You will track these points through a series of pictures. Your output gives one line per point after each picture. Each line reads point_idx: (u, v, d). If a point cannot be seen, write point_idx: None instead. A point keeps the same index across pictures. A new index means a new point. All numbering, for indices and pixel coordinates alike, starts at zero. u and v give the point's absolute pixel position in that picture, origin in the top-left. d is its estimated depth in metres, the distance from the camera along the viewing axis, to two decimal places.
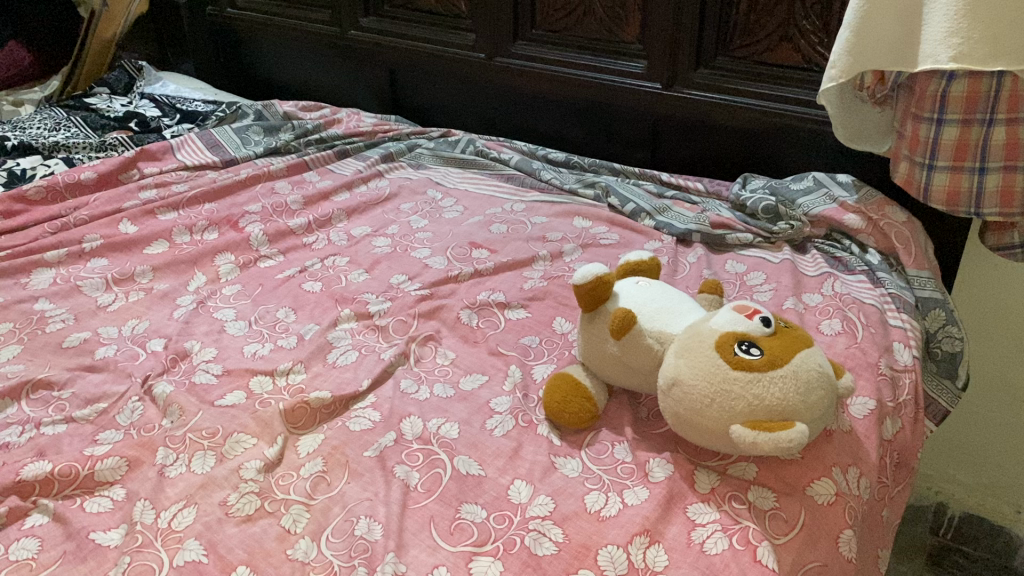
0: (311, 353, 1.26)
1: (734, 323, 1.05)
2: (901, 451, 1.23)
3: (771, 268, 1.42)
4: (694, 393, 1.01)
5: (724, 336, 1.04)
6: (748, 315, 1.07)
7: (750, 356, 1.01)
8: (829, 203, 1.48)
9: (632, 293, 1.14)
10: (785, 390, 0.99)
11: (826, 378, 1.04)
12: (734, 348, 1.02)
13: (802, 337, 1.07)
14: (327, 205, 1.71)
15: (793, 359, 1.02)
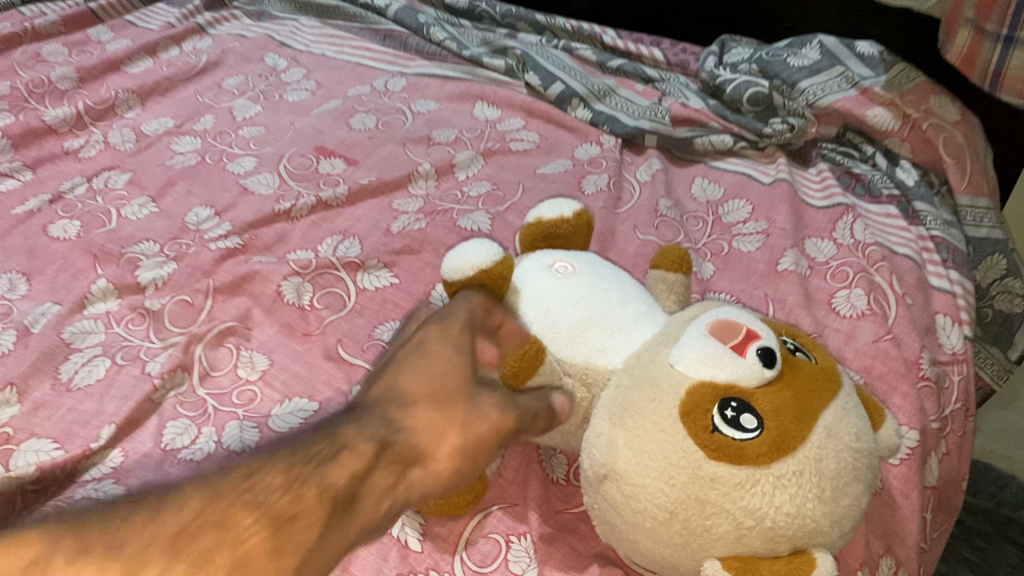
0: (32, 366, 0.78)
1: (713, 359, 0.57)
2: (945, 489, 0.82)
3: (759, 195, 0.95)
4: (641, 501, 0.57)
5: (694, 393, 0.57)
6: (737, 344, 0.58)
7: (741, 431, 0.55)
8: (846, 90, 1.00)
9: (545, 290, 0.67)
10: (800, 500, 0.55)
11: (867, 452, 0.59)
12: (714, 420, 0.56)
13: (822, 379, 0.60)
14: (114, 80, 1.17)
15: (815, 430, 0.57)
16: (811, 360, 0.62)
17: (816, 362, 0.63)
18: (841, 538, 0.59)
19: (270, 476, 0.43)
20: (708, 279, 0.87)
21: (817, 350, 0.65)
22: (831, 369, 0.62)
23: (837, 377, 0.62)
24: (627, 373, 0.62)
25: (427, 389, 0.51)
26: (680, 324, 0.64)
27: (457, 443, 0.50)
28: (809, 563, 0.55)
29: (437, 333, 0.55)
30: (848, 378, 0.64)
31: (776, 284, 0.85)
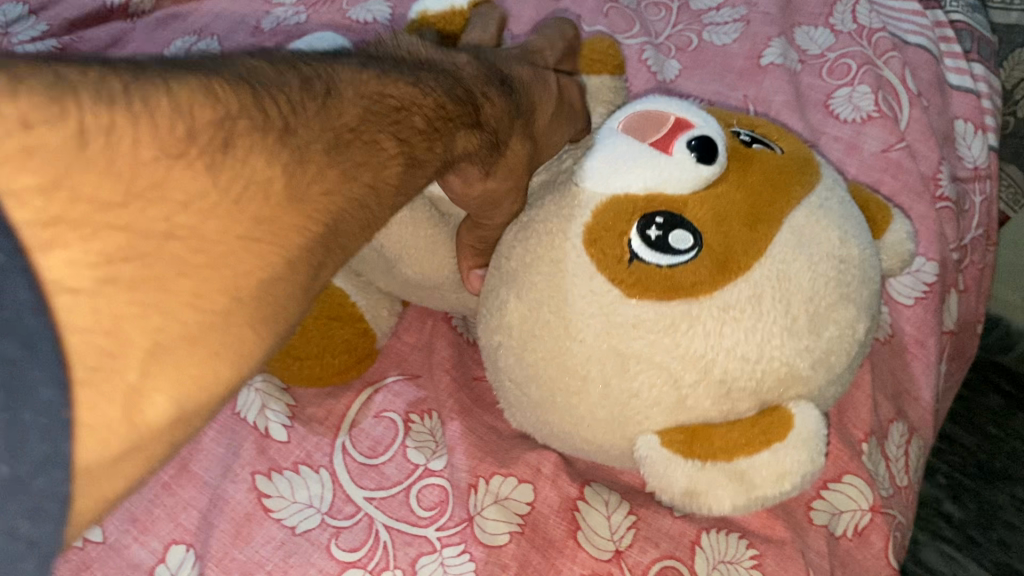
0: None
1: (620, 171, 0.37)
2: (961, 334, 0.67)
3: None
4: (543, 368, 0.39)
5: (600, 212, 0.37)
6: (668, 136, 0.37)
7: (668, 257, 0.36)
8: None
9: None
10: (762, 338, 0.36)
11: (862, 262, 0.39)
12: (632, 244, 0.36)
13: (787, 168, 0.39)
14: None
15: (776, 240, 0.36)
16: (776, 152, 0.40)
17: (782, 152, 0.41)
18: (835, 387, 0.39)
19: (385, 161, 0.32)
20: (670, 82, 0.68)
21: (787, 137, 0.43)
22: (807, 159, 0.41)
23: (813, 167, 0.40)
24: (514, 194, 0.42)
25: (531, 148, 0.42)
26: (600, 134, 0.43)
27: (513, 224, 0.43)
28: (780, 422, 0.36)
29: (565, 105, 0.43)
30: (828, 169, 0.42)
31: (758, 83, 0.66)
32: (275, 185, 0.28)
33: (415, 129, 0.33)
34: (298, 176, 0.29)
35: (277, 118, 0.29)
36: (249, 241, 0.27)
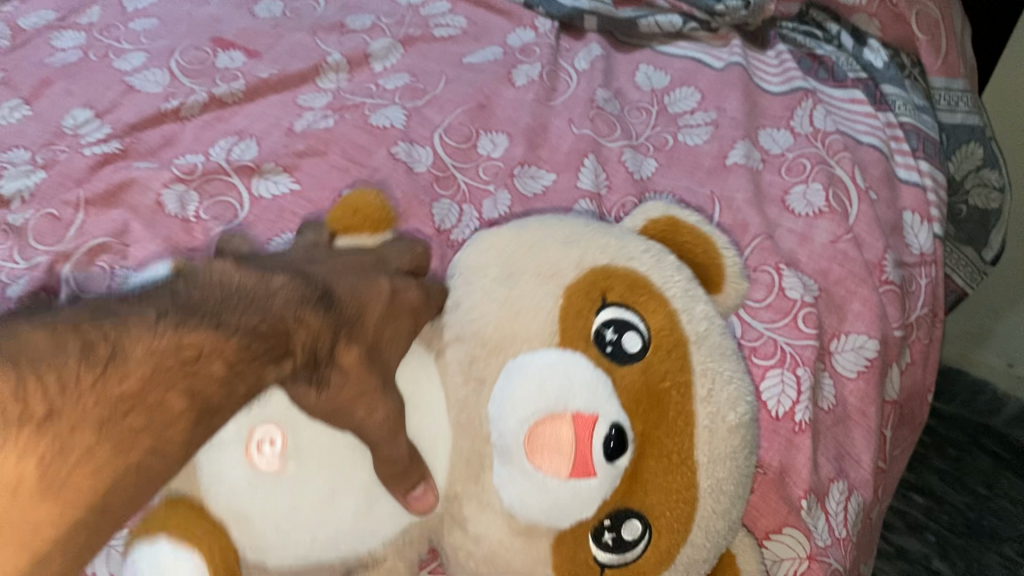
0: None
1: (564, 514, 0.43)
2: (907, 402, 0.75)
3: (710, 79, 0.85)
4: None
5: (559, 539, 0.45)
6: (574, 458, 0.42)
7: (631, 555, 0.45)
8: None
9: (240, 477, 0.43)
10: (702, 557, 0.46)
11: (743, 389, 0.47)
12: (596, 556, 0.45)
13: (671, 398, 0.45)
14: None
15: (699, 475, 0.45)
16: (646, 350, 0.46)
17: (647, 338, 0.46)
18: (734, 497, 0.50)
19: (169, 427, 0.35)
20: (647, 179, 0.77)
21: (631, 284, 0.48)
22: (672, 328, 0.47)
23: (682, 338, 0.47)
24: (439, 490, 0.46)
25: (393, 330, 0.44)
26: (456, 380, 0.47)
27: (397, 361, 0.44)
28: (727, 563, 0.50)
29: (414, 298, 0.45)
30: (677, 300, 0.48)
31: (724, 180, 0.76)
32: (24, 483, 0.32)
33: (211, 376, 0.36)
34: (56, 465, 0.32)
35: (39, 406, 0.32)
36: None
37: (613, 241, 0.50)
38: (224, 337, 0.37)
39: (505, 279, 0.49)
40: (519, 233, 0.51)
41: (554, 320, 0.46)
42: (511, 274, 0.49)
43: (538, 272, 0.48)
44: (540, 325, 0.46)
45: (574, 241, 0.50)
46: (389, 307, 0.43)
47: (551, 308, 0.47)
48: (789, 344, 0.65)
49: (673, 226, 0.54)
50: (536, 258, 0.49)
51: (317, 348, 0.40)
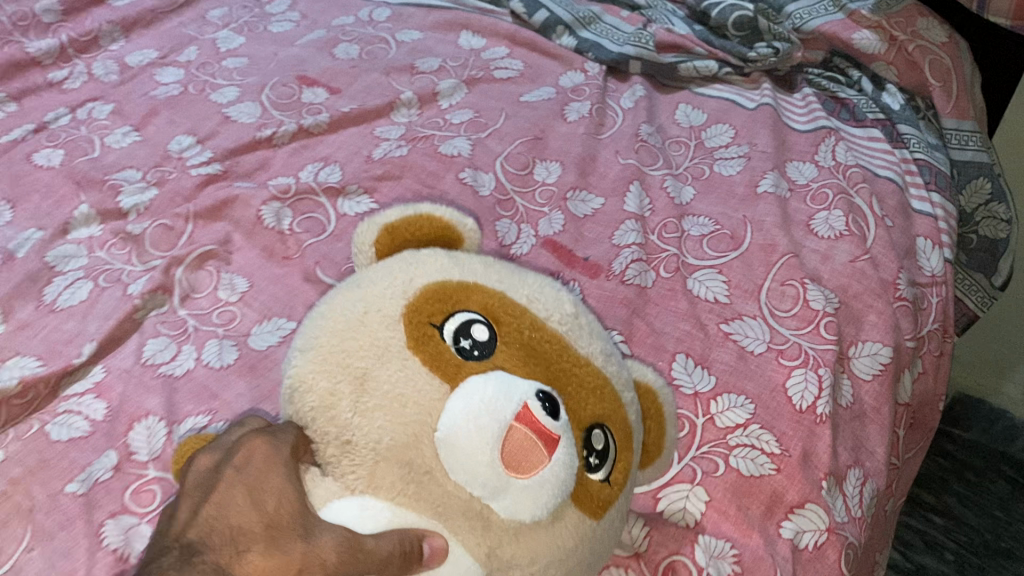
0: (17, 288, 0.79)
1: (568, 481, 0.43)
2: (919, 407, 0.83)
3: (743, 118, 0.95)
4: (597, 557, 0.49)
5: (577, 500, 0.44)
6: (534, 449, 0.42)
7: (612, 457, 0.47)
8: (832, 13, 0.98)
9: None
10: (636, 408, 0.50)
11: (555, 286, 0.52)
12: (595, 479, 0.46)
13: (522, 349, 0.46)
14: (98, 13, 1.17)
15: (582, 363, 0.48)
16: (494, 333, 0.46)
17: (475, 313, 0.47)
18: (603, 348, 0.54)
19: None
20: (686, 204, 0.87)
21: (444, 288, 0.48)
22: (485, 290, 0.48)
23: (498, 298, 0.48)
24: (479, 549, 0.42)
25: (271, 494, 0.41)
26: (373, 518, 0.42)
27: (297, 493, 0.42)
28: (648, 390, 0.53)
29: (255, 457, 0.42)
30: (468, 273, 0.50)
31: (755, 206, 0.85)
32: None
33: None
34: None
35: None
36: None
37: (354, 292, 0.48)
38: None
39: (351, 382, 0.44)
40: (303, 344, 0.47)
41: (424, 371, 0.44)
42: (313, 375, 0.45)
43: (356, 340, 0.45)
44: (415, 376, 0.43)
45: (347, 314, 0.47)
46: (252, 477, 0.41)
47: (411, 359, 0.44)
48: (810, 348, 0.75)
49: (392, 232, 0.53)
50: (348, 350, 0.45)
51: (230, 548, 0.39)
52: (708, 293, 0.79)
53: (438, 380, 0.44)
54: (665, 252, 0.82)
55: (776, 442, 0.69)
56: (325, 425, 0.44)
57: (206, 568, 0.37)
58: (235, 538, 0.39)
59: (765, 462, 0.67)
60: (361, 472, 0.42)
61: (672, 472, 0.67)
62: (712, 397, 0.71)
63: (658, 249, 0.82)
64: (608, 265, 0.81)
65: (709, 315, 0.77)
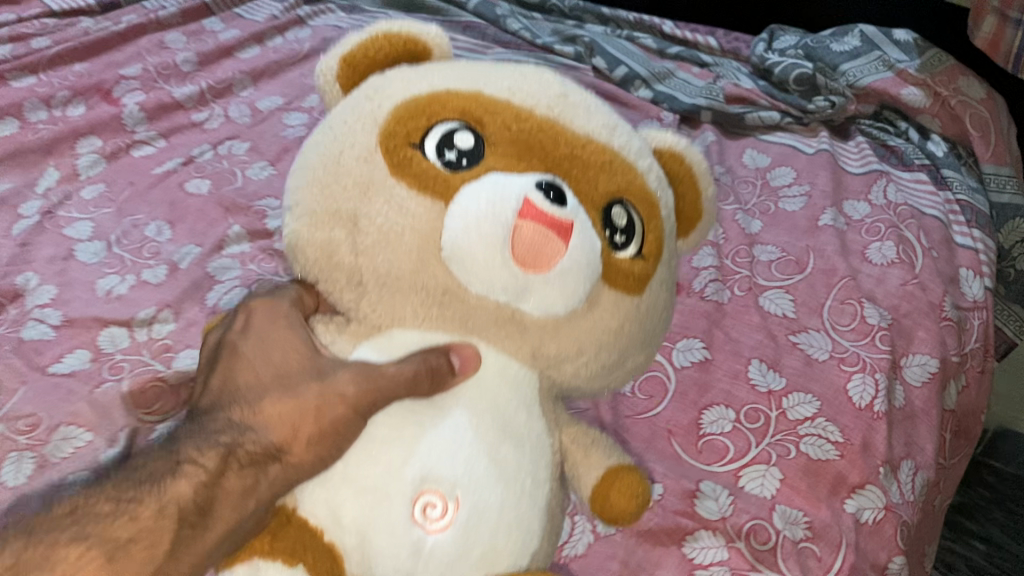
0: (185, 292, 0.94)
1: (593, 263, 0.50)
2: (962, 417, 0.94)
3: (803, 162, 1.08)
4: (663, 319, 0.59)
5: (614, 278, 0.53)
6: (553, 240, 0.49)
7: (636, 228, 0.54)
8: (882, 71, 1.13)
9: (400, 517, 0.48)
10: (657, 179, 0.57)
11: (534, 74, 0.57)
12: (624, 254, 0.53)
13: (512, 151, 0.52)
14: (230, 65, 1.35)
15: (578, 140, 0.53)
16: (479, 136, 0.52)
17: (459, 122, 0.52)
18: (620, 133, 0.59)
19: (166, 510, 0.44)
20: (755, 234, 1.00)
21: (414, 108, 0.53)
22: (454, 96, 0.53)
23: (468, 102, 0.53)
24: (520, 351, 0.53)
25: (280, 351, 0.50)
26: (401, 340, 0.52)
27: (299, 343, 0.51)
28: (671, 151, 0.61)
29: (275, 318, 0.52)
30: (437, 84, 0.55)
31: (816, 237, 0.98)
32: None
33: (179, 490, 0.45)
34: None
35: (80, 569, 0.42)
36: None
37: (330, 138, 0.55)
38: (169, 474, 0.45)
39: (349, 225, 0.52)
40: (298, 196, 0.54)
41: (415, 196, 0.51)
42: (326, 226, 0.53)
43: (341, 183, 0.52)
44: (406, 206, 0.50)
45: (327, 160, 0.54)
46: (268, 339, 0.51)
47: (399, 193, 0.51)
48: (868, 356, 0.86)
49: (352, 62, 0.59)
50: (335, 192, 0.52)
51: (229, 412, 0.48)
52: (776, 308, 0.91)
53: (431, 200, 0.50)
54: (738, 274, 0.95)
55: (839, 431, 0.80)
56: (334, 271, 0.53)
57: (228, 429, 0.48)
58: (253, 403, 0.48)
59: (830, 449, 0.79)
60: (389, 292, 0.52)
61: (750, 455, 0.78)
62: (783, 395, 0.83)
63: (732, 271, 0.95)
64: (689, 283, 0.93)
65: (779, 327, 0.89)
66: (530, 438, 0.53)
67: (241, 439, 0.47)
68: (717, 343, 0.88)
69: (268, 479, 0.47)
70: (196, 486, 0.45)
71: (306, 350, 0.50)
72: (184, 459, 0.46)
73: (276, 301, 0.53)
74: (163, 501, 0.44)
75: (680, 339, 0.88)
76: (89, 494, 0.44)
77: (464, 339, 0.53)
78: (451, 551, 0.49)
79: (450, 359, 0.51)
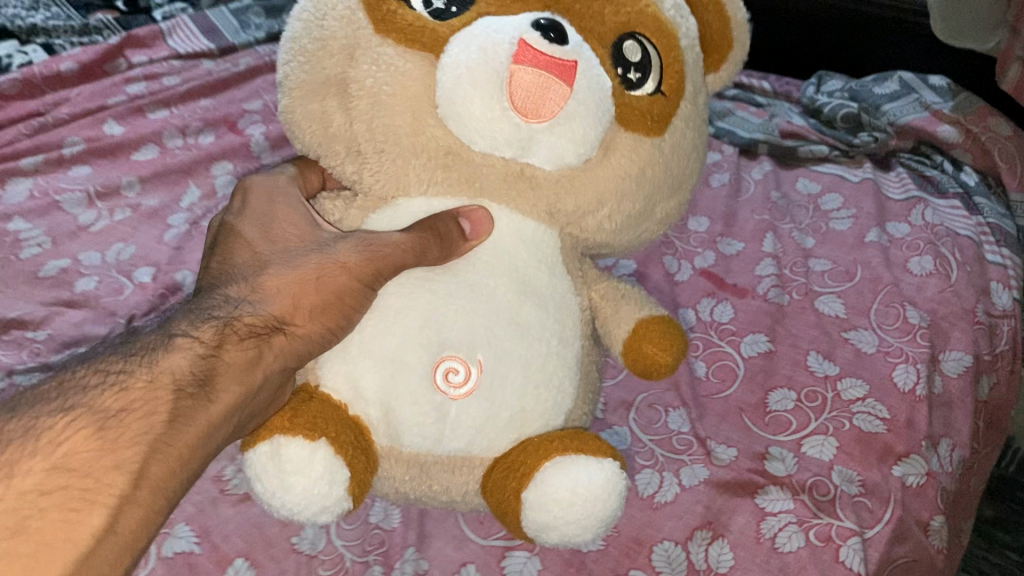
0: None
1: (603, 100, 0.63)
2: (993, 411, 1.07)
3: (850, 189, 1.23)
4: (693, 164, 0.74)
5: (635, 106, 0.66)
6: (560, 79, 0.60)
7: (653, 59, 0.66)
8: (919, 111, 1.30)
9: (425, 385, 0.64)
10: (678, 10, 0.69)
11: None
12: (640, 87, 0.66)
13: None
14: None
15: None
16: None
17: None
18: None
19: (176, 367, 0.57)
20: (809, 248, 1.15)
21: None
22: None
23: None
24: (535, 210, 0.69)
25: (283, 243, 0.65)
26: (410, 202, 0.69)
27: (298, 237, 0.66)
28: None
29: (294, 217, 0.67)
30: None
31: (863, 252, 1.12)
32: (132, 437, 0.53)
33: (181, 357, 0.57)
34: (128, 420, 0.54)
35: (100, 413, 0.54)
36: (90, 470, 0.51)
37: (314, 11, 0.68)
38: (163, 348, 0.58)
39: (341, 93, 0.66)
40: (292, 71, 0.68)
41: (411, 63, 0.64)
42: (341, 110, 0.67)
43: (329, 55, 0.66)
44: (398, 65, 0.64)
45: (312, 39, 0.67)
46: (270, 240, 0.66)
47: (386, 51, 0.64)
48: (911, 350, 1.00)
49: None
50: (332, 77, 0.66)
51: (224, 297, 0.62)
52: (830, 310, 1.05)
53: (420, 55, 0.64)
54: (795, 281, 1.09)
55: (886, 409, 0.94)
56: (334, 140, 0.68)
57: (237, 303, 0.61)
58: (252, 280, 0.63)
59: (878, 423, 0.92)
60: (389, 156, 0.67)
61: (811, 427, 0.92)
62: (837, 379, 0.97)
63: (790, 279, 1.10)
64: (753, 288, 1.08)
65: (833, 325, 1.04)
66: (552, 301, 0.70)
67: (237, 314, 0.61)
68: (779, 337, 1.02)
69: (271, 347, 0.61)
70: (192, 357, 0.58)
71: (306, 233, 0.66)
72: (178, 336, 0.58)
73: (275, 193, 0.69)
74: (155, 372, 0.56)
75: (747, 333, 1.03)
76: (99, 367, 0.57)
77: (474, 202, 0.69)
78: (471, 417, 0.65)
79: (460, 225, 0.67)
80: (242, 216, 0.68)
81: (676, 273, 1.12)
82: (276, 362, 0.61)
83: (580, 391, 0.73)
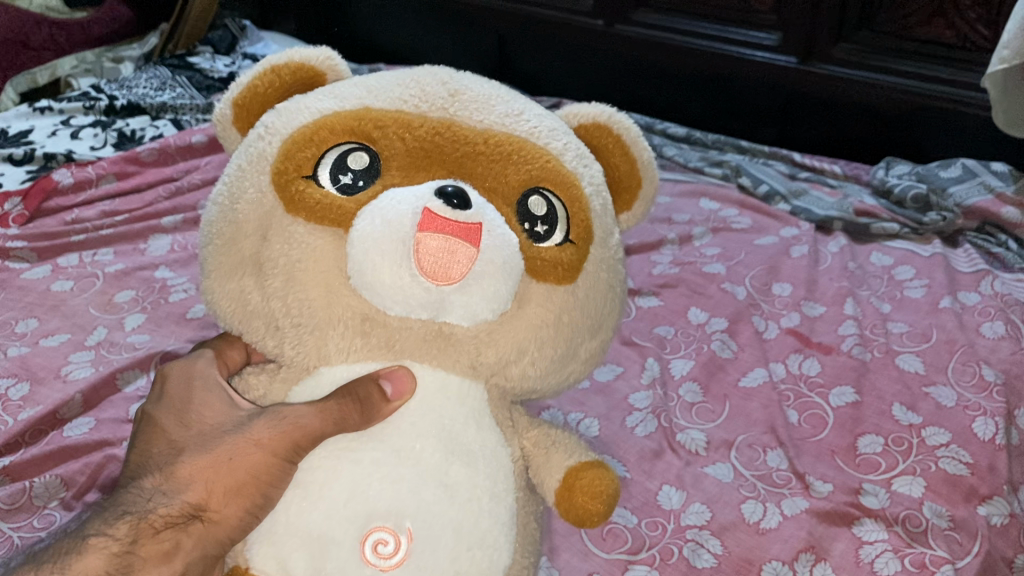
0: None
1: (512, 261, 0.53)
2: None
3: (922, 262, 1.34)
4: (612, 303, 0.62)
5: (546, 262, 0.56)
6: (463, 251, 0.51)
7: (560, 214, 0.57)
8: (984, 194, 1.41)
9: (351, 559, 0.51)
10: (585, 159, 0.62)
11: (420, 78, 0.61)
12: (552, 239, 0.57)
13: (396, 169, 0.55)
14: None
15: (469, 136, 0.56)
16: (371, 155, 0.55)
17: (343, 145, 0.56)
18: (546, 118, 0.62)
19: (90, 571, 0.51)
20: (887, 313, 1.25)
21: (303, 138, 0.56)
22: (340, 116, 0.56)
23: (352, 122, 0.56)
24: (457, 365, 0.57)
25: (195, 432, 0.55)
26: (331, 377, 0.56)
27: (208, 424, 0.55)
28: (596, 123, 0.66)
29: (221, 408, 0.56)
30: (325, 111, 0.57)
31: (938, 317, 1.22)
32: None
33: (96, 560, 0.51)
34: None
35: None
36: None
37: (226, 191, 0.59)
38: (76, 552, 0.51)
39: (257, 271, 0.57)
40: (208, 253, 0.59)
41: (313, 232, 0.54)
42: (241, 282, 0.57)
43: (241, 233, 0.57)
44: (309, 239, 0.54)
45: (228, 219, 0.58)
46: (183, 422, 0.56)
47: (300, 230, 0.55)
48: (987, 404, 1.08)
49: (242, 106, 0.63)
50: (239, 253, 0.57)
51: (147, 493, 0.53)
52: (910, 366, 1.15)
53: (329, 229, 0.54)
54: (876, 340, 1.19)
55: (968, 455, 1.01)
56: (253, 316, 0.57)
57: (157, 494, 0.53)
58: (167, 469, 0.53)
59: (962, 467, 1.00)
60: (308, 329, 0.55)
61: (899, 468, 1.00)
62: (921, 427, 1.05)
63: (872, 339, 1.20)
64: (838, 345, 1.18)
65: (914, 381, 1.13)
66: (483, 459, 0.56)
67: (152, 508, 0.52)
68: (864, 389, 1.12)
69: (190, 538, 0.52)
70: (107, 558, 0.51)
71: (222, 413, 0.56)
72: (91, 536, 0.52)
73: (193, 376, 0.59)
74: None
75: (834, 386, 1.12)
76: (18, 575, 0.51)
77: (395, 363, 0.56)
78: None
79: (381, 387, 0.54)
80: (161, 404, 0.58)
81: (764, 332, 1.23)
82: (196, 551, 0.53)
83: (516, 545, 0.59)
